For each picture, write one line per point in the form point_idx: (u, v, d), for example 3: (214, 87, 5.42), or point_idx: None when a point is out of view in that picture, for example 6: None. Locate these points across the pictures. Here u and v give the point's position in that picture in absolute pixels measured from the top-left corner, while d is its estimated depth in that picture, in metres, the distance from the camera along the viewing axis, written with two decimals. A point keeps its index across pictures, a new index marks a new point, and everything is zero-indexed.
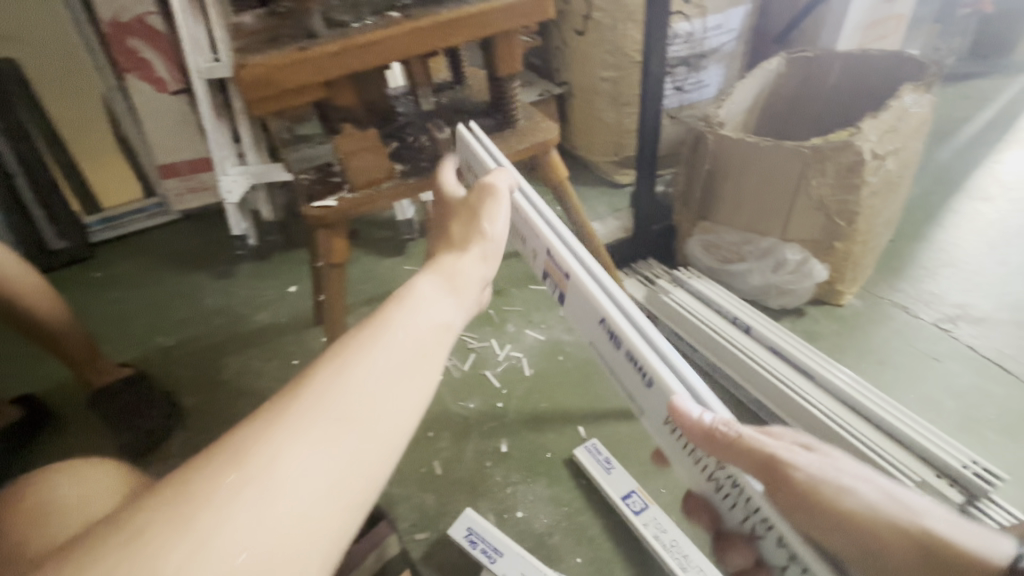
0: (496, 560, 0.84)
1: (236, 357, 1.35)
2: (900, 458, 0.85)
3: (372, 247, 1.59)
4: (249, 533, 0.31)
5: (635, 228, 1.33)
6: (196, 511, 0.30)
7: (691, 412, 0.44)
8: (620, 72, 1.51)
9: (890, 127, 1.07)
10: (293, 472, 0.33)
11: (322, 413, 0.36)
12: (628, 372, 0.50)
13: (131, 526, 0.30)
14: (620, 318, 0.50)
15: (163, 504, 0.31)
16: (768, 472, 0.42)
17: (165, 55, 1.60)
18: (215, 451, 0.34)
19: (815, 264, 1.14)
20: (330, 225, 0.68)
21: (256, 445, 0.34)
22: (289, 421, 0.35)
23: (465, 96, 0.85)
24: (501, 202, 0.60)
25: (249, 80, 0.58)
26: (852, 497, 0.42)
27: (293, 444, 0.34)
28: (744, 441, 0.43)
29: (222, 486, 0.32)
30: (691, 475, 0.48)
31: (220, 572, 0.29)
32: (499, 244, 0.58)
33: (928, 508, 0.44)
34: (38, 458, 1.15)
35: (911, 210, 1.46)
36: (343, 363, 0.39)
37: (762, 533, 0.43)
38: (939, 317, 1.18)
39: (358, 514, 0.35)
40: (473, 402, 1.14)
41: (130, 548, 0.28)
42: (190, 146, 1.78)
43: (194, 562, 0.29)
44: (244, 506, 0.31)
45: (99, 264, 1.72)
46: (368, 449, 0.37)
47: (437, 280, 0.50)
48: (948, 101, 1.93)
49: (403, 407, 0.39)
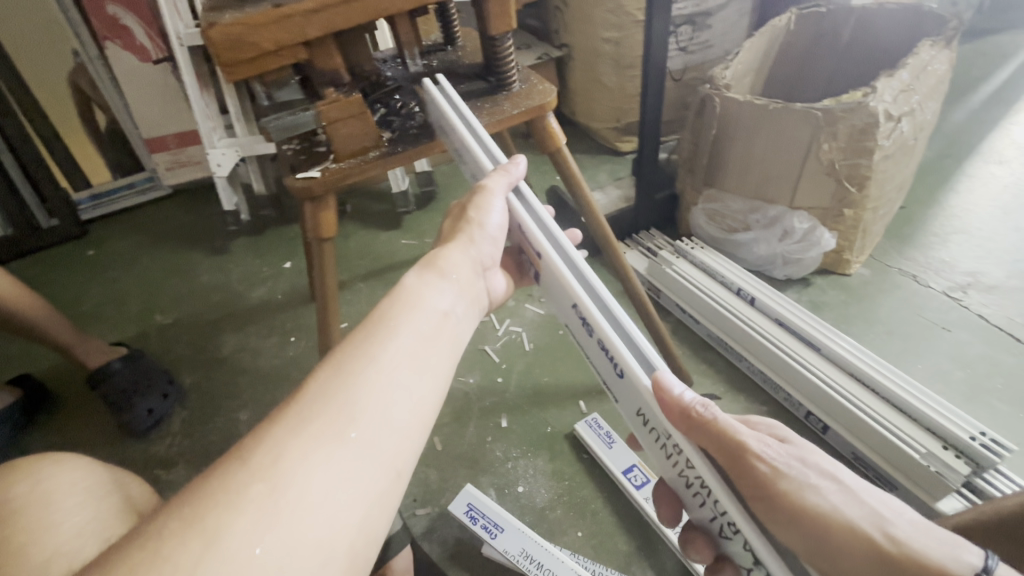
0: (498, 535, 0.83)
1: (233, 334, 1.34)
2: (906, 430, 0.84)
3: (368, 221, 1.55)
4: (265, 532, 0.32)
5: (637, 197, 1.29)
6: (214, 515, 0.32)
7: (673, 389, 0.43)
8: (622, 32, 1.44)
9: (906, 87, 1.02)
10: (301, 470, 0.35)
11: (326, 413, 0.37)
12: (603, 361, 0.49)
13: (154, 527, 0.31)
14: (592, 304, 0.48)
15: (185, 505, 0.32)
16: (731, 458, 0.44)
17: (144, 21, 1.54)
18: (225, 458, 0.35)
19: (823, 232, 1.10)
20: (316, 197, 0.64)
21: (266, 449, 0.35)
22: (295, 424, 0.37)
23: (457, 58, 0.80)
24: (491, 192, 0.55)
25: (221, 40, 0.53)
26: (813, 495, 0.43)
27: (298, 439, 0.36)
28: (717, 426, 0.44)
29: (236, 492, 0.33)
30: (663, 466, 0.49)
31: (241, 569, 0.31)
32: (491, 237, 0.56)
33: (897, 512, 0.43)
34: (37, 440, 1.15)
35: (923, 175, 1.41)
36: (344, 365, 0.40)
37: (729, 534, 0.43)
38: (949, 285, 1.15)
39: (368, 505, 0.37)
40: (473, 377, 1.13)
41: (155, 554, 0.30)
42: (178, 118, 1.72)
43: (216, 560, 0.30)
44: (256, 504, 0.33)
45: (92, 242, 1.69)
46: (373, 443, 0.38)
47: (432, 275, 0.51)
48: (964, 59, 1.85)
49: (404, 401, 0.41)
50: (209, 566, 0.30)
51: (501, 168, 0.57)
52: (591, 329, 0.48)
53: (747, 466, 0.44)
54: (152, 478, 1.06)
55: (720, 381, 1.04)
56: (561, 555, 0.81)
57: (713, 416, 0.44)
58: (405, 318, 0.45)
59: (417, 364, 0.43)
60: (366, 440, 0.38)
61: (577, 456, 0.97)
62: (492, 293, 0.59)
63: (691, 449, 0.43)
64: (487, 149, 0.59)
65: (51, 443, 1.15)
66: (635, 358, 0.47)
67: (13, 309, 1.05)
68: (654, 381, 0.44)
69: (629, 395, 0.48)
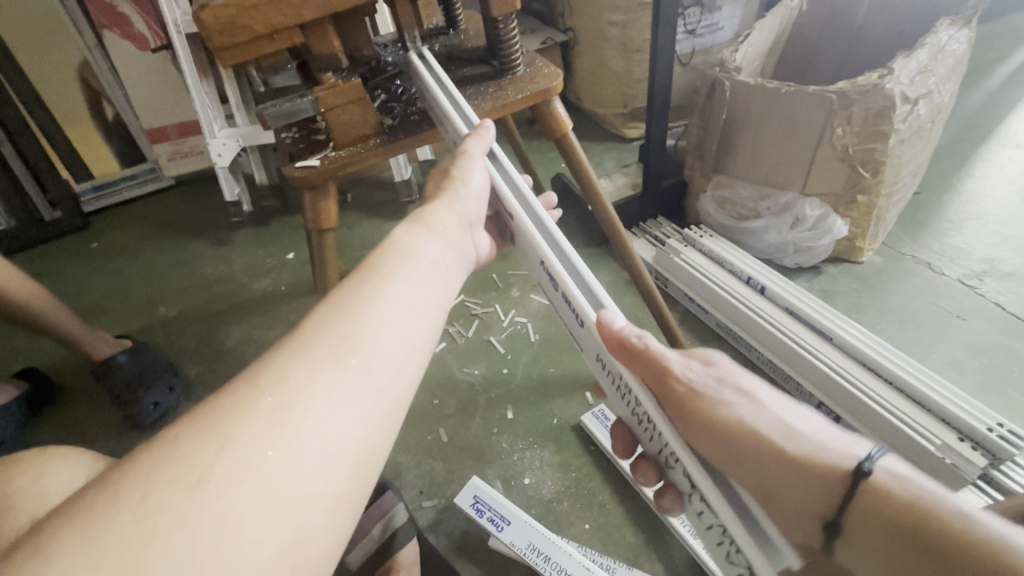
0: (504, 528, 0.83)
1: (237, 326, 1.33)
2: (921, 421, 0.82)
3: (371, 211, 1.54)
4: (275, 438, 0.31)
5: (645, 184, 1.26)
6: (223, 424, 0.31)
7: (613, 323, 0.46)
8: (628, 15, 1.40)
9: (924, 68, 0.98)
10: (305, 385, 0.34)
11: (327, 335, 0.37)
12: (566, 309, 0.52)
13: (164, 437, 0.30)
14: (548, 252, 0.49)
15: (194, 418, 0.31)
16: (663, 386, 0.47)
17: (142, 9, 1.52)
18: (232, 380, 0.34)
19: (836, 219, 1.08)
20: (316, 186, 0.62)
21: (270, 368, 0.34)
22: (296, 346, 0.36)
23: (460, 42, 0.78)
24: (472, 156, 0.56)
25: (214, 23, 0.51)
26: (733, 411, 0.46)
27: (302, 361, 0.35)
28: (649, 354, 0.45)
29: (242, 403, 0.32)
30: (619, 404, 0.52)
31: (251, 469, 0.30)
32: (477, 198, 0.55)
33: (815, 429, 0.46)
34: (46, 432, 1.15)
35: (938, 160, 1.38)
36: (343, 296, 0.39)
37: (672, 463, 0.45)
38: (965, 273, 1.12)
39: (376, 424, 0.36)
40: (479, 368, 1.12)
41: (165, 458, 0.29)
42: (178, 107, 1.70)
43: (227, 462, 0.30)
44: (263, 415, 0.32)
45: (95, 234, 1.69)
46: (375, 366, 0.37)
47: (426, 225, 0.49)
48: (982, 40, 1.79)
49: (406, 328, 0.40)
50: (220, 468, 0.29)
51: (475, 134, 0.57)
52: (557, 284, 0.50)
53: (685, 396, 0.47)
54: None
55: None
56: (568, 548, 0.80)
57: (649, 347, 0.45)
58: (402, 260, 0.44)
59: (419, 301, 0.42)
60: (370, 364, 0.36)
61: (584, 447, 0.96)
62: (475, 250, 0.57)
63: (632, 378, 0.45)
64: (461, 111, 0.60)
65: (59, 435, 1.15)
66: (584, 295, 0.48)
67: (15, 305, 1.04)
68: (598, 317, 0.46)
69: (588, 339, 0.51)
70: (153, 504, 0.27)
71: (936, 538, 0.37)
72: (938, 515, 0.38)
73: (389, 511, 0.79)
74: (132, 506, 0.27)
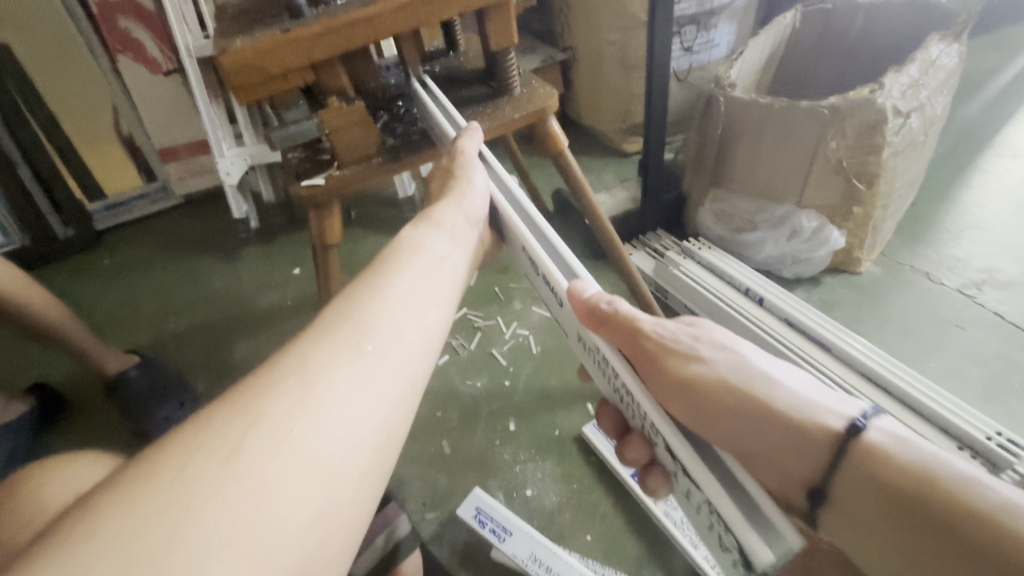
0: (506, 539, 0.83)
1: (244, 340, 1.35)
2: (920, 430, 0.83)
3: (376, 226, 1.57)
4: (300, 415, 0.34)
5: (644, 198, 1.28)
6: (253, 402, 0.33)
7: (583, 292, 0.48)
8: (626, 34, 1.44)
9: (915, 82, 1.01)
10: (326, 368, 0.36)
11: (345, 326, 0.40)
12: (547, 293, 0.55)
13: (200, 417, 0.33)
14: (533, 241, 0.51)
15: (226, 400, 0.34)
16: (632, 348, 0.52)
17: (155, 34, 1.58)
18: (257, 368, 0.37)
19: (832, 230, 1.09)
20: (321, 204, 0.65)
21: (293, 355, 0.37)
22: (317, 335, 0.39)
23: (459, 64, 0.81)
24: (467, 156, 0.58)
25: (233, 68, 0.54)
26: (701, 368, 0.52)
27: (322, 348, 0.38)
28: (619, 317, 0.49)
29: (269, 385, 0.35)
30: (602, 382, 0.54)
31: (282, 442, 0.32)
32: (480, 200, 0.56)
33: (785, 384, 0.52)
34: (58, 445, 1.17)
35: (934, 172, 1.39)
36: (356, 291, 0.43)
37: (654, 437, 0.45)
38: (963, 282, 1.13)
39: (391, 405, 0.38)
40: (481, 380, 1.13)
41: (203, 433, 0.32)
42: (189, 128, 1.75)
43: (258, 437, 0.32)
44: (289, 394, 0.34)
45: (107, 251, 1.73)
46: (389, 352, 0.40)
47: (429, 227, 0.52)
48: (976, 53, 1.82)
49: (416, 320, 0.43)
50: (253, 441, 0.32)
51: (466, 134, 0.60)
52: (538, 268, 0.52)
53: (663, 363, 0.52)
54: None
55: None
56: (569, 558, 0.80)
57: (618, 310, 0.49)
58: (406, 262, 0.47)
59: (424, 295, 0.45)
60: (383, 351, 0.39)
61: (586, 457, 0.97)
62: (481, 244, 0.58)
63: (603, 344, 0.48)
64: (452, 119, 0.64)
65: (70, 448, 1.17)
66: (558, 268, 0.50)
67: (30, 319, 1.06)
68: (568, 286, 0.48)
69: (567, 319, 0.53)
70: (192, 474, 0.29)
71: (939, 506, 0.42)
72: (934, 480, 0.43)
73: (392, 522, 0.80)
74: (178, 475, 0.29)
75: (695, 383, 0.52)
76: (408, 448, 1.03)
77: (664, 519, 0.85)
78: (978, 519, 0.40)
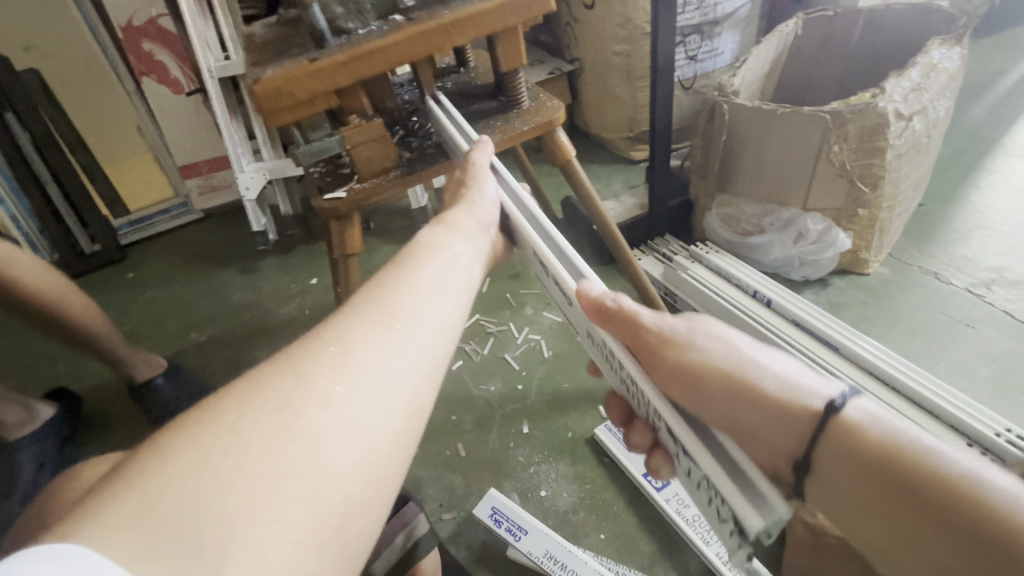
0: (521, 537, 0.86)
1: (264, 349, 1.39)
2: (929, 428, 0.84)
3: (390, 237, 1.61)
4: (339, 377, 0.37)
5: (651, 204, 1.31)
6: (298, 364, 0.37)
7: (590, 289, 0.51)
8: (631, 45, 1.47)
9: (916, 86, 1.02)
10: (361, 339, 0.39)
11: (377, 305, 0.43)
12: (556, 291, 0.57)
13: (251, 377, 0.37)
14: (540, 244, 0.54)
15: (272, 365, 0.38)
16: (631, 336, 0.53)
17: (178, 56, 1.65)
18: (300, 340, 0.40)
19: (838, 232, 1.11)
20: (343, 216, 0.69)
21: (333, 328, 0.40)
22: (353, 313, 0.42)
23: (470, 80, 0.85)
24: (478, 167, 0.62)
25: (263, 93, 0.58)
26: (696, 355, 0.53)
27: (357, 324, 0.41)
28: (621, 312, 0.51)
29: (309, 352, 0.38)
30: (612, 376, 0.56)
31: (322, 400, 0.35)
32: (493, 207, 0.59)
33: (779, 366, 0.51)
34: (87, 451, 1.22)
35: (942, 173, 1.40)
36: (387, 277, 0.46)
37: (657, 422, 0.48)
38: (972, 282, 1.13)
39: (420, 376, 0.40)
40: (495, 385, 1.15)
41: (254, 391, 0.35)
42: (209, 145, 1.82)
43: (301, 395, 0.35)
44: (328, 359, 0.37)
45: (131, 265, 1.79)
46: (418, 329, 0.42)
47: (448, 226, 0.54)
48: (983, 54, 1.82)
49: (443, 304, 0.45)
50: (296, 398, 0.35)
51: (476, 147, 0.64)
52: (545, 267, 0.54)
53: (662, 352, 0.54)
54: None
55: None
56: (584, 556, 0.82)
57: (622, 307, 0.51)
58: (430, 253, 0.50)
59: (449, 282, 0.48)
60: (413, 327, 0.42)
61: (598, 458, 0.99)
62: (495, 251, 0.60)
63: (605, 335, 0.50)
64: (461, 129, 0.68)
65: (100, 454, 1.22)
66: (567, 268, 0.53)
67: (68, 328, 1.11)
68: (577, 286, 0.51)
69: (576, 317, 0.55)
70: (245, 421, 0.33)
71: (909, 483, 0.42)
72: (904, 455, 0.43)
73: (410, 521, 0.81)
74: (232, 426, 0.33)
75: (696, 370, 0.53)
76: (425, 451, 1.05)
77: (676, 517, 0.87)
78: (938, 487, 0.41)
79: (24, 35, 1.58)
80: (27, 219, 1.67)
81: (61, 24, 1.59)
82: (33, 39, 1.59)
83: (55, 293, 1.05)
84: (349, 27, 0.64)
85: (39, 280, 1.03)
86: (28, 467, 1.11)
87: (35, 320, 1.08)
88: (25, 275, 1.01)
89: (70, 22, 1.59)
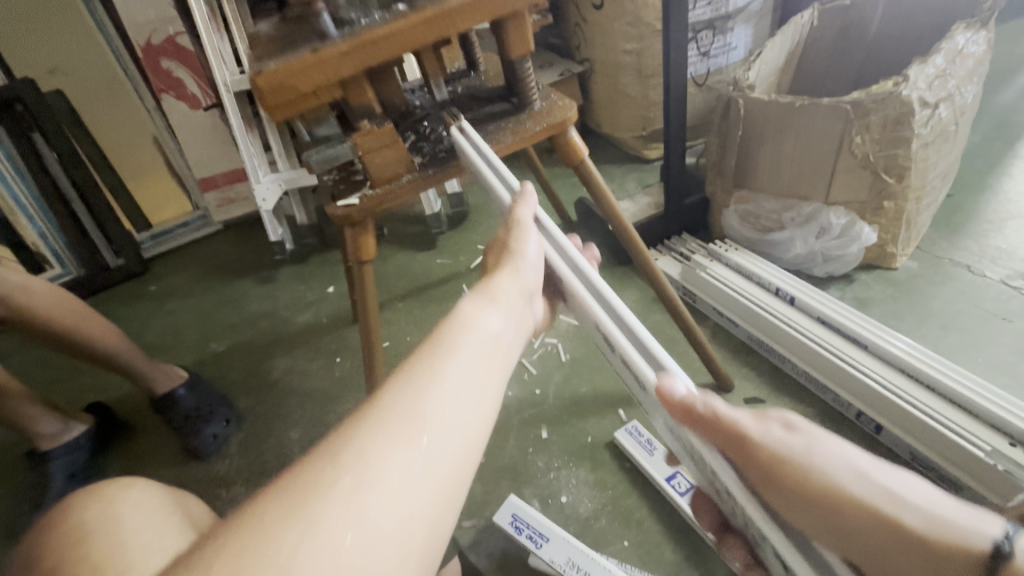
0: (542, 545, 0.84)
1: (283, 358, 1.40)
2: (967, 426, 0.80)
3: (404, 244, 1.62)
4: (355, 521, 0.31)
5: (667, 203, 1.29)
6: (304, 501, 0.31)
7: (674, 390, 0.44)
8: (641, 43, 1.46)
9: (942, 72, 0.99)
10: (379, 467, 0.34)
11: (400, 418, 0.36)
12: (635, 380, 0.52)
13: (248, 516, 0.31)
14: (614, 328, 0.50)
15: (274, 495, 0.32)
16: (733, 448, 0.44)
17: (196, 72, 1.68)
18: (306, 458, 0.35)
19: (863, 226, 1.07)
20: (357, 223, 0.69)
21: (345, 448, 0.34)
22: (369, 426, 0.36)
23: (480, 83, 0.84)
24: (525, 226, 0.57)
25: (265, 87, 0.55)
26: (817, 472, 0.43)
27: (376, 442, 0.35)
28: (716, 420, 0.44)
29: (318, 482, 0.32)
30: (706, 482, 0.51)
31: (334, 554, 0.30)
32: (534, 268, 0.55)
33: (924, 490, 0.40)
34: (113, 462, 1.25)
35: (971, 162, 1.35)
36: (409, 374, 0.40)
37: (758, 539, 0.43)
38: (1008, 274, 1.09)
39: (443, 509, 0.35)
40: (512, 390, 1.14)
41: (254, 538, 0.30)
42: (226, 158, 1.85)
43: (310, 547, 0.30)
44: (341, 497, 0.32)
45: (154, 278, 1.83)
46: (444, 448, 0.36)
47: (482, 301, 0.48)
48: (1009, 38, 1.76)
49: (471, 409, 0.39)
50: (304, 552, 0.30)
51: (520, 199, 0.60)
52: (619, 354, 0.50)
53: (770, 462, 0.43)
54: (213, 496, 1.13)
55: (763, 385, 1.02)
56: (606, 563, 0.80)
57: (713, 411, 0.43)
58: (463, 336, 0.44)
59: (477, 381, 0.41)
60: (440, 445, 0.36)
61: (619, 463, 0.97)
62: (534, 321, 0.55)
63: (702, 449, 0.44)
64: (499, 175, 0.63)
65: (127, 465, 1.24)
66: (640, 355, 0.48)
67: (90, 350, 1.13)
68: (657, 384, 0.45)
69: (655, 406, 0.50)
70: None
71: None
72: None
73: None
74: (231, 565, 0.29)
75: (811, 489, 0.42)
76: None
77: (701, 523, 0.84)
78: None
79: (49, 58, 1.62)
80: (55, 235, 1.74)
81: (87, 46, 1.65)
82: (58, 61, 1.64)
83: (64, 313, 1.07)
84: (351, 16, 0.61)
85: (55, 309, 1.06)
86: (59, 477, 1.15)
87: (56, 346, 1.11)
88: (40, 306, 1.04)
89: (94, 45, 1.65)
